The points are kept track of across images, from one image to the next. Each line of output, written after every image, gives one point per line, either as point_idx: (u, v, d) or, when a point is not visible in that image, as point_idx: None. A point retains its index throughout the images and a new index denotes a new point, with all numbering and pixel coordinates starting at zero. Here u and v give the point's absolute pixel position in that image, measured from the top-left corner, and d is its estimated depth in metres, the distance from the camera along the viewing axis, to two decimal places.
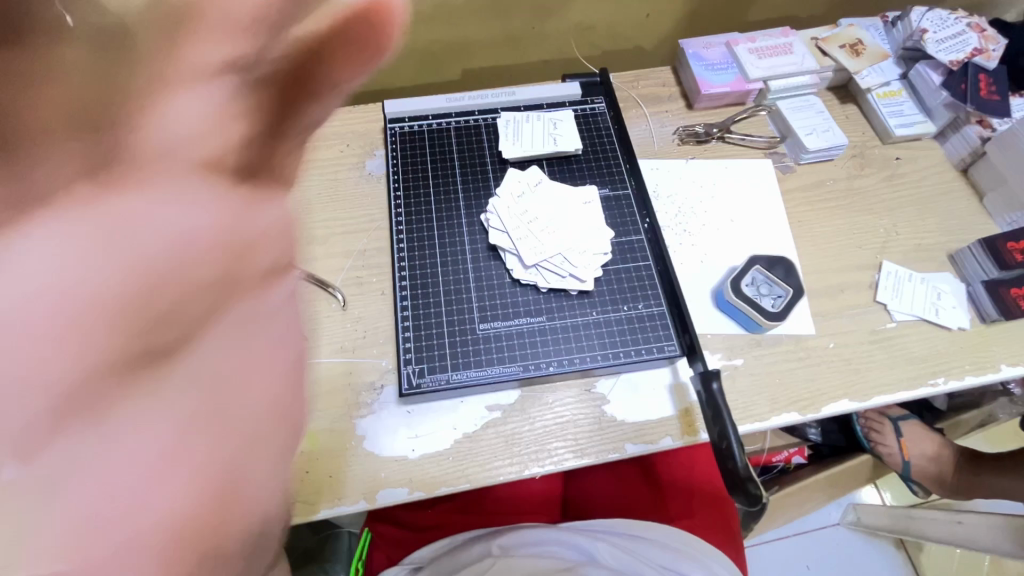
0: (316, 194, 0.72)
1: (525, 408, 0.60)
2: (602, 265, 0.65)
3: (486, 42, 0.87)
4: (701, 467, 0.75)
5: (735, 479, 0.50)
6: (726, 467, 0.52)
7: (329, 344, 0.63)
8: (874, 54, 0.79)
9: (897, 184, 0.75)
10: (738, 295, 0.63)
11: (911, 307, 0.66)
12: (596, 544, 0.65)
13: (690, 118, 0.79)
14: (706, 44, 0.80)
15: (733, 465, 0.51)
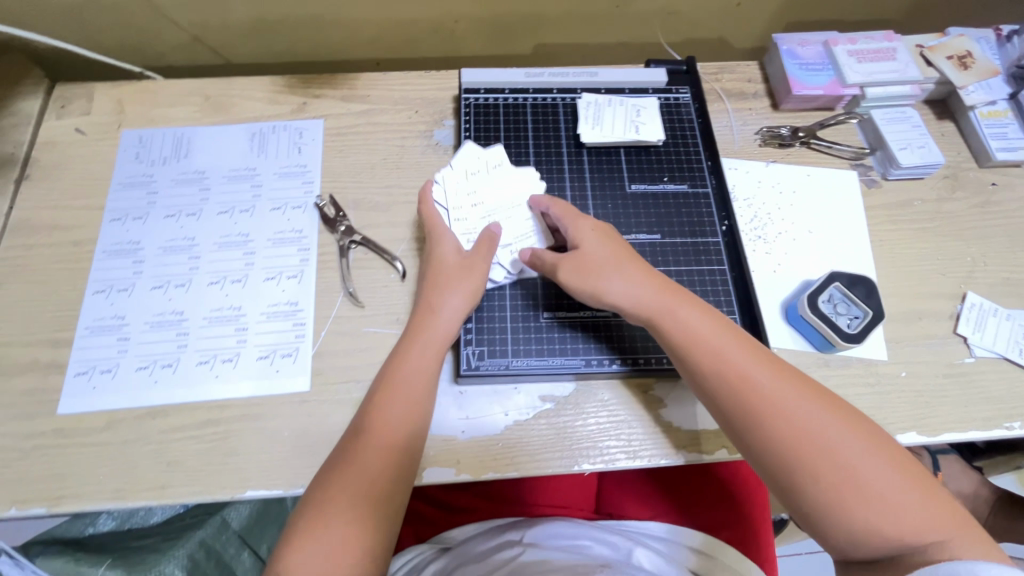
0: (381, 160, 0.70)
1: (580, 402, 0.58)
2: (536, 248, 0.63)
3: (564, 17, 0.83)
4: (739, 479, 0.73)
5: None
6: None
7: (385, 315, 0.61)
8: (983, 69, 0.73)
9: (990, 212, 0.70)
10: (813, 312, 0.60)
11: (993, 343, 0.63)
12: (628, 542, 0.64)
13: (775, 118, 0.75)
14: (802, 41, 0.75)
15: None
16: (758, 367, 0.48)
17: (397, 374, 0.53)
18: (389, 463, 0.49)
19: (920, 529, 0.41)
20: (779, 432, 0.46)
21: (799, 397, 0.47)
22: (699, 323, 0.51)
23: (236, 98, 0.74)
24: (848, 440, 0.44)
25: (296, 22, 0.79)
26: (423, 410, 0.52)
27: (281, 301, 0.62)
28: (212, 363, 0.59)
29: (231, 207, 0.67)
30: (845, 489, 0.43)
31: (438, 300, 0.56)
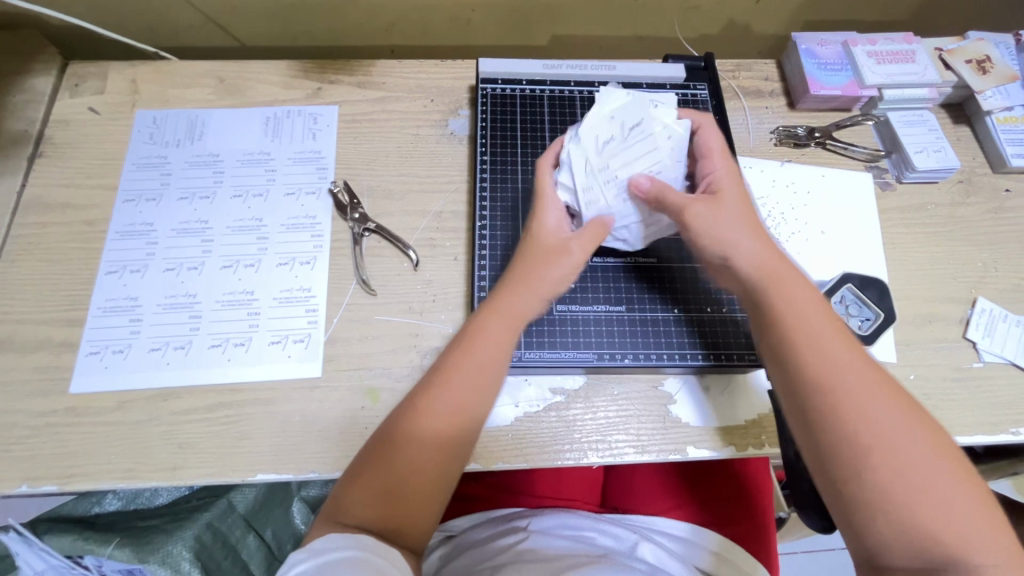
0: (395, 148, 0.70)
1: (589, 396, 0.59)
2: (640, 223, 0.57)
3: (582, 9, 0.82)
4: (744, 477, 0.74)
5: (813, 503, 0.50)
6: (800, 489, 0.51)
7: (397, 304, 0.62)
8: (1001, 74, 0.73)
9: (1003, 218, 0.70)
10: None
11: (1001, 349, 0.63)
12: (630, 535, 0.64)
13: (791, 118, 0.75)
14: (822, 41, 0.75)
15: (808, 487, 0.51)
16: (839, 350, 0.46)
17: (468, 345, 0.51)
18: (450, 445, 0.48)
19: (964, 539, 0.40)
20: (847, 416, 0.44)
21: (875, 386, 0.44)
22: (780, 300, 0.49)
23: (251, 81, 0.73)
24: (914, 439, 0.42)
25: (313, 5, 0.79)
26: (488, 397, 0.50)
27: (294, 287, 0.62)
28: (225, 346, 0.59)
29: (245, 191, 0.67)
30: (897, 485, 0.41)
31: (528, 280, 0.54)
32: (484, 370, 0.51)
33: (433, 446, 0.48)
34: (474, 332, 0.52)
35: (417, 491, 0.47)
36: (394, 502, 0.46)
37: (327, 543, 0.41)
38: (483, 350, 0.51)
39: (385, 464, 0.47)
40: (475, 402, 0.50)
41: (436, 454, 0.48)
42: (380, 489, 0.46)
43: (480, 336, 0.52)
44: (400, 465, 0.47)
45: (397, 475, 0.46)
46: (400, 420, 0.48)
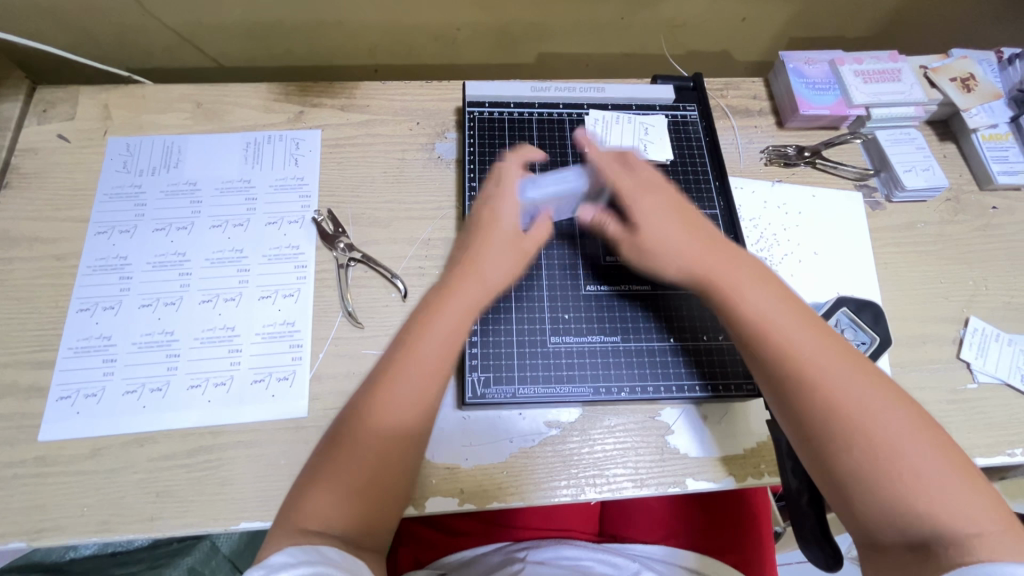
0: (381, 173, 0.68)
1: (585, 427, 0.57)
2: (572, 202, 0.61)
3: (569, 26, 0.82)
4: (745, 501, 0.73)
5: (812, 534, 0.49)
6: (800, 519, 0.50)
7: (386, 336, 0.60)
8: (986, 92, 0.73)
9: (991, 236, 0.71)
10: None
11: (995, 369, 0.63)
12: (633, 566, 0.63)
13: (780, 137, 0.75)
14: (809, 59, 0.75)
15: (808, 519, 0.50)
16: (815, 343, 0.46)
17: (418, 335, 0.49)
18: (406, 436, 0.46)
19: (963, 522, 0.38)
20: (830, 409, 0.43)
21: (857, 379, 0.44)
22: (757, 296, 0.48)
23: (230, 105, 0.71)
24: (901, 425, 0.42)
25: (295, 26, 0.77)
26: (444, 382, 0.49)
27: (277, 321, 0.60)
28: (205, 387, 0.57)
29: (224, 220, 0.64)
30: (892, 474, 0.40)
31: (486, 246, 0.53)
32: (441, 359, 0.48)
33: (387, 435, 0.46)
34: (429, 324, 0.49)
35: (374, 484, 0.45)
36: (352, 499, 0.44)
37: (287, 556, 0.39)
38: (437, 340, 0.48)
39: (335, 462, 0.45)
40: (433, 394, 0.48)
41: (390, 441, 0.46)
42: (336, 486, 0.44)
43: (435, 328, 0.49)
44: (360, 457, 0.45)
45: (349, 466, 0.45)
46: (343, 418, 0.46)
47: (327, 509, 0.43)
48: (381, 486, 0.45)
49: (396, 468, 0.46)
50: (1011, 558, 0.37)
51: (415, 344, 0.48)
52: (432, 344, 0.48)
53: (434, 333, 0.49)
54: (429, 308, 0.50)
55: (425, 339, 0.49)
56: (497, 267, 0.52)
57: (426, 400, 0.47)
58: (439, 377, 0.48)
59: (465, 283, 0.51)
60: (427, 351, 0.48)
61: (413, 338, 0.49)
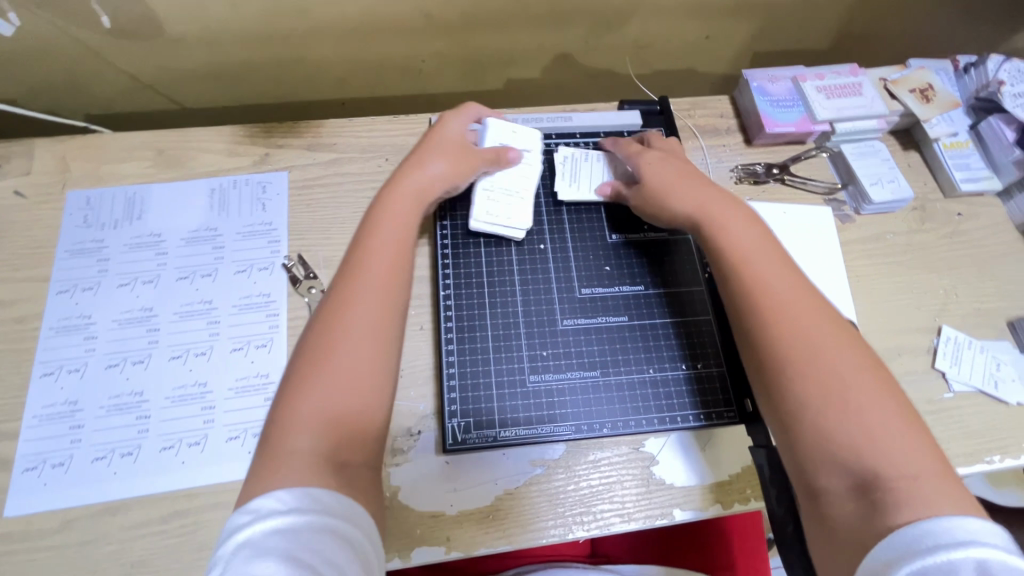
0: (352, 213, 0.67)
1: (570, 464, 0.57)
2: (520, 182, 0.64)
3: (534, 52, 0.82)
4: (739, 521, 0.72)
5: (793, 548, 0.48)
6: (782, 533, 0.49)
7: None
8: (944, 101, 0.75)
9: (958, 243, 0.72)
10: None
11: (969, 377, 0.64)
12: None
13: (748, 154, 0.75)
14: (772, 77, 0.76)
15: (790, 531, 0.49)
16: (780, 280, 0.50)
17: (371, 254, 0.51)
18: (376, 342, 0.47)
19: (893, 453, 0.40)
20: (785, 332, 0.47)
21: (813, 316, 0.48)
22: (737, 237, 0.53)
23: (193, 150, 0.70)
24: (846, 359, 0.45)
25: (257, 65, 0.76)
26: (402, 294, 0.51)
27: (250, 374, 0.59)
28: (178, 448, 0.55)
29: (191, 271, 0.63)
30: (830, 397, 0.43)
31: (421, 163, 0.59)
32: (398, 267, 0.52)
33: (360, 344, 0.46)
34: (388, 244, 0.52)
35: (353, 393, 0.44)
36: (331, 412, 0.43)
37: (273, 504, 0.37)
38: (389, 254, 0.52)
39: (309, 375, 0.45)
40: (396, 297, 0.50)
41: (365, 348, 0.46)
42: (319, 400, 0.43)
43: (386, 245, 0.52)
44: (335, 375, 0.44)
45: (323, 375, 0.44)
46: (309, 338, 0.47)
47: (313, 430, 0.42)
48: (363, 400, 0.45)
49: (373, 375, 0.46)
50: (937, 497, 0.38)
51: (367, 260, 0.51)
52: (384, 259, 0.51)
53: (386, 248, 0.52)
54: (385, 230, 0.53)
55: (380, 255, 0.51)
56: (434, 180, 0.58)
57: (391, 304, 0.49)
58: (398, 281, 0.51)
59: (404, 193, 0.56)
60: (379, 259, 0.51)
61: (366, 257, 0.51)
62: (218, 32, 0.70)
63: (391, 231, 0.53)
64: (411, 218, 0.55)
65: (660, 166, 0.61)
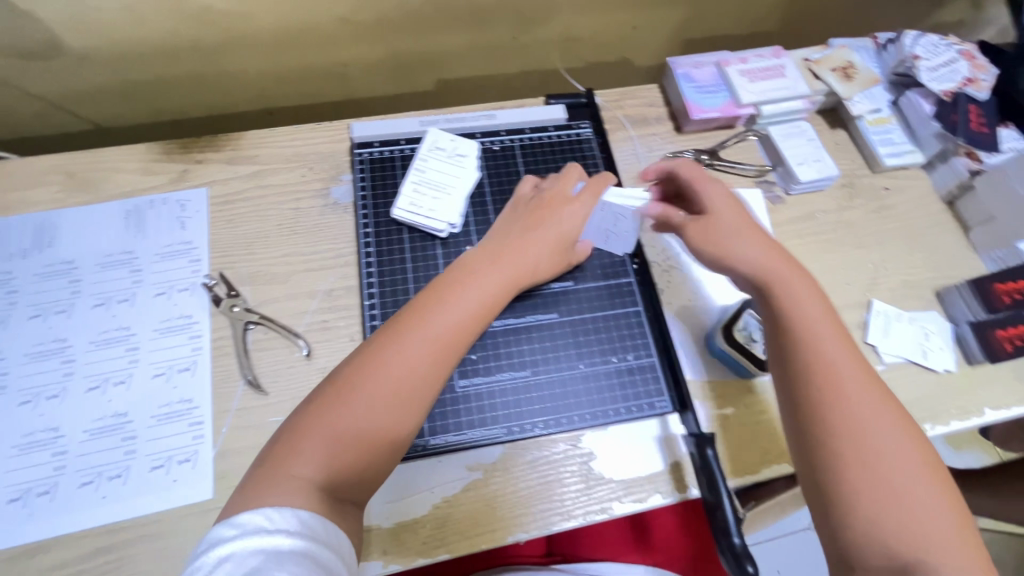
0: (275, 226, 0.66)
1: (506, 467, 0.56)
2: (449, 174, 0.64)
3: (462, 51, 0.80)
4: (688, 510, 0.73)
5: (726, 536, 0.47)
6: (714, 517, 0.49)
7: (291, 401, 0.57)
8: (866, 79, 0.76)
9: (885, 217, 0.73)
10: (729, 344, 0.59)
11: (899, 348, 0.65)
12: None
13: (679, 142, 0.75)
14: (696, 63, 0.76)
15: (721, 515, 0.49)
16: (839, 344, 0.47)
17: (439, 296, 0.50)
18: (411, 392, 0.46)
19: (924, 527, 0.40)
20: (841, 394, 0.44)
21: (865, 384, 0.45)
22: (798, 291, 0.49)
23: (107, 171, 0.67)
24: (886, 433, 0.43)
25: (173, 80, 0.73)
26: (457, 354, 0.48)
27: (173, 400, 0.57)
28: (98, 483, 0.53)
29: (108, 297, 0.61)
30: (869, 464, 0.42)
31: (523, 243, 0.56)
32: (467, 325, 0.49)
33: (397, 394, 0.45)
34: (462, 296, 0.50)
35: (377, 441, 0.44)
36: (350, 464, 0.43)
37: (266, 525, 0.37)
38: (454, 306, 0.49)
39: (335, 417, 0.43)
40: (448, 356, 0.48)
41: (399, 405, 0.45)
42: (337, 441, 0.43)
43: (453, 293, 0.50)
44: (359, 424, 0.44)
45: (348, 420, 0.43)
46: (343, 380, 0.45)
47: (312, 470, 0.42)
48: (376, 455, 0.44)
49: (396, 429, 0.45)
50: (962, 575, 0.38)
51: (429, 299, 0.50)
52: (448, 305, 0.49)
53: (450, 296, 0.50)
54: (458, 278, 0.52)
55: (449, 302, 0.49)
56: (532, 263, 0.55)
57: (442, 366, 0.47)
58: (457, 342, 0.49)
59: (497, 267, 0.53)
60: (441, 298, 0.50)
61: (435, 298, 0.50)
62: (123, 49, 0.67)
63: (463, 284, 0.51)
64: (499, 289, 0.52)
65: (722, 214, 0.54)
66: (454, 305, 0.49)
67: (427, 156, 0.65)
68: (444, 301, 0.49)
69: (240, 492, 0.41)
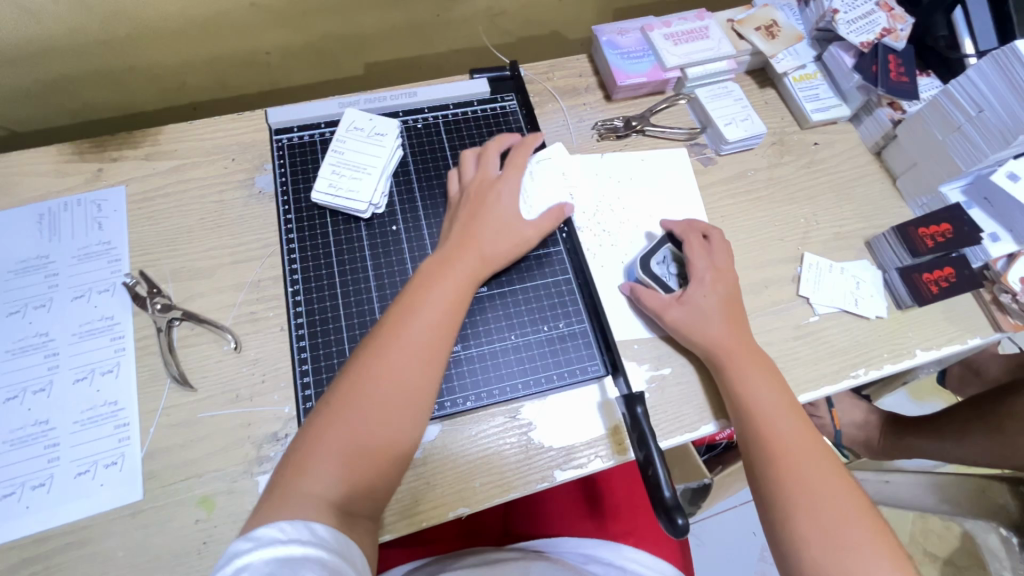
0: (198, 220, 0.64)
1: (444, 444, 0.55)
2: (365, 153, 0.64)
3: (386, 31, 0.79)
4: (632, 481, 0.75)
5: (659, 494, 0.47)
6: (646, 475, 0.49)
7: (220, 395, 0.56)
8: (789, 36, 0.76)
9: (816, 172, 0.74)
10: (647, 272, 0.63)
11: (831, 298, 0.66)
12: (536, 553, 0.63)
13: (609, 110, 0.75)
14: (621, 30, 0.76)
15: (652, 473, 0.49)
16: (785, 412, 0.53)
17: (414, 300, 0.53)
18: (408, 401, 0.48)
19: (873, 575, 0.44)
20: (791, 460, 0.50)
21: (807, 444, 0.51)
22: (754, 372, 0.55)
23: (16, 175, 0.64)
24: (832, 485, 0.49)
25: (82, 77, 0.70)
26: (444, 356, 0.51)
27: (97, 403, 0.55)
28: (20, 493, 0.51)
29: (22, 304, 0.58)
30: (824, 520, 0.47)
31: (480, 236, 0.58)
32: (445, 326, 0.52)
33: (392, 404, 0.47)
34: (439, 300, 0.53)
35: (378, 456, 0.46)
36: (360, 473, 0.45)
37: (277, 534, 0.39)
38: (429, 309, 0.52)
39: (340, 436, 0.45)
40: (434, 356, 0.51)
41: (396, 423, 0.47)
42: (343, 456, 0.45)
43: (431, 299, 0.53)
44: (362, 437, 0.46)
45: (350, 437, 0.45)
46: (339, 397, 0.47)
47: (322, 491, 0.43)
48: (380, 464, 0.46)
49: (399, 441, 0.47)
50: None
51: (406, 306, 0.52)
52: (425, 308, 0.52)
53: (426, 299, 0.53)
54: (430, 282, 0.54)
55: (426, 307, 0.52)
56: (495, 256, 0.58)
57: (431, 369, 0.50)
58: (439, 343, 0.51)
59: (461, 266, 0.55)
60: (417, 305, 0.52)
61: (411, 302, 0.52)
62: (21, 50, 0.64)
63: (440, 287, 0.54)
64: (466, 288, 0.55)
65: (706, 303, 0.59)
66: (432, 309, 0.52)
67: (345, 138, 0.64)
68: (421, 307, 0.52)
69: (255, 515, 0.42)
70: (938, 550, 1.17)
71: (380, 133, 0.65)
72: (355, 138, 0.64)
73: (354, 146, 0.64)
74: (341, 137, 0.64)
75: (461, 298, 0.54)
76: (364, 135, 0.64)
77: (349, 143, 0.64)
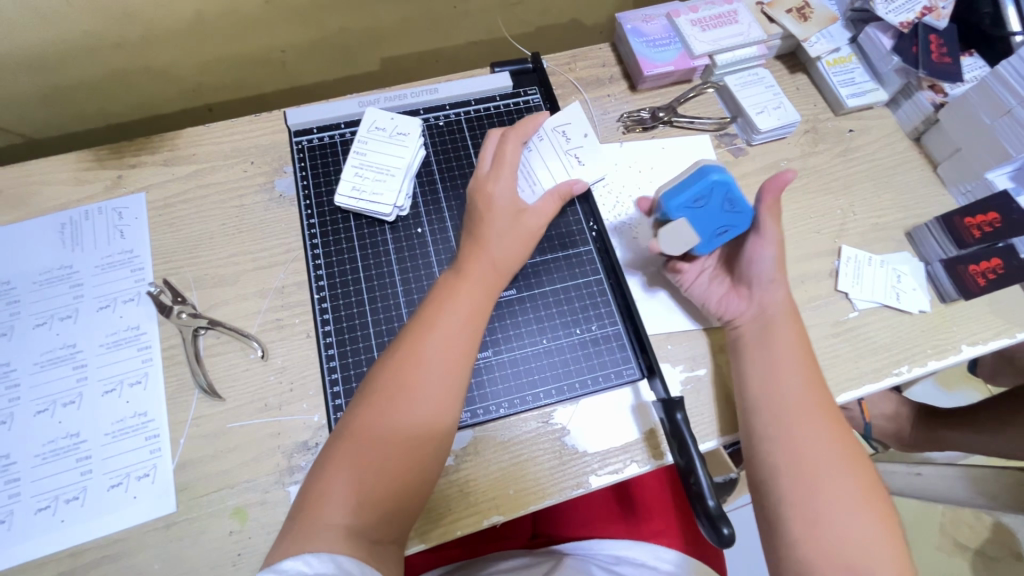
0: (220, 226, 0.63)
1: (477, 451, 0.54)
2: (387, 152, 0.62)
3: (402, 24, 0.77)
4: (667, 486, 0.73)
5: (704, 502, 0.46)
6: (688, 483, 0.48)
7: (249, 405, 0.55)
8: (821, 18, 0.73)
9: (851, 160, 0.71)
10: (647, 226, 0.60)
11: (872, 292, 0.63)
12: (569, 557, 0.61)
13: (635, 101, 0.72)
14: (646, 17, 0.73)
15: (695, 480, 0.47)
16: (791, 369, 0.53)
17: (431, 313, 0.51)
18: (428, 420, 0.47)
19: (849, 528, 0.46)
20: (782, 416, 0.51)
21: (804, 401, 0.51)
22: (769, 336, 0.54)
23: (35, 185, 0.64)
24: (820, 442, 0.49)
25: (96, 81, 0.69)
26: (466, 370, 0.50)
27: (127, 415, 0.55)
28: (55, 507, 0.51)
29: (48, 316, 0.58)
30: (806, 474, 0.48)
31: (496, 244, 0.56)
32: (465, 339, 0.51)
33: (414, 425, 0.46)
34: (456, 313, 0.51)
35: (400, 474, 0.45)
36: (383, 497, 0.44)
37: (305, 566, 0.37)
38: (448, 322, 0.51)
39: (361, 461, 0.44)
40: (455, 372, 0.49)
41: (418, 443, 0.46)
42: (366, 480, 0.44)
43: (448, 312, 0.51)
44: (384, 460, 0.45)
45: (370, 459, 0.45)
46: (358, 420, 0.46)
47: (347, 517, 0.42)
48: (405, 487, 0.45)
49: (423, 462, 0.46)
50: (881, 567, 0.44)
51: (422, 319, 0.51)
52: (441, 322, 0.51)
53: (443, 313, 0.51)
54: (447, 294, 0.53)
55: (444, 320, 0.51)
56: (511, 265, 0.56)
57: (453, 386, 0.49)
58: (459, 358, 0.50)
59: (478, 277, 0.54)
60: (434, 319, 0.51)
61: (429, 316, 0.51)
62: (36, 57, 0.63)
63: (458, 300, 0.52)
64: (485, 301, 0.53)
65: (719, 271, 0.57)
66: (450, 322, 0.51)
67: (366, 138, 0.63)
68: (438, 320, 0.51)
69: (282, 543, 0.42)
70: (970, 542, 1.15)
71: (403, 132, 0.63)
72: (376, 138, 0.63)
73: (376, 145, 0.62)
74: (363, 136, 0.63)
75: (480, 311, 0.52)
76: (386, 134, 0.63)
77: (370, 143, 0.62)
